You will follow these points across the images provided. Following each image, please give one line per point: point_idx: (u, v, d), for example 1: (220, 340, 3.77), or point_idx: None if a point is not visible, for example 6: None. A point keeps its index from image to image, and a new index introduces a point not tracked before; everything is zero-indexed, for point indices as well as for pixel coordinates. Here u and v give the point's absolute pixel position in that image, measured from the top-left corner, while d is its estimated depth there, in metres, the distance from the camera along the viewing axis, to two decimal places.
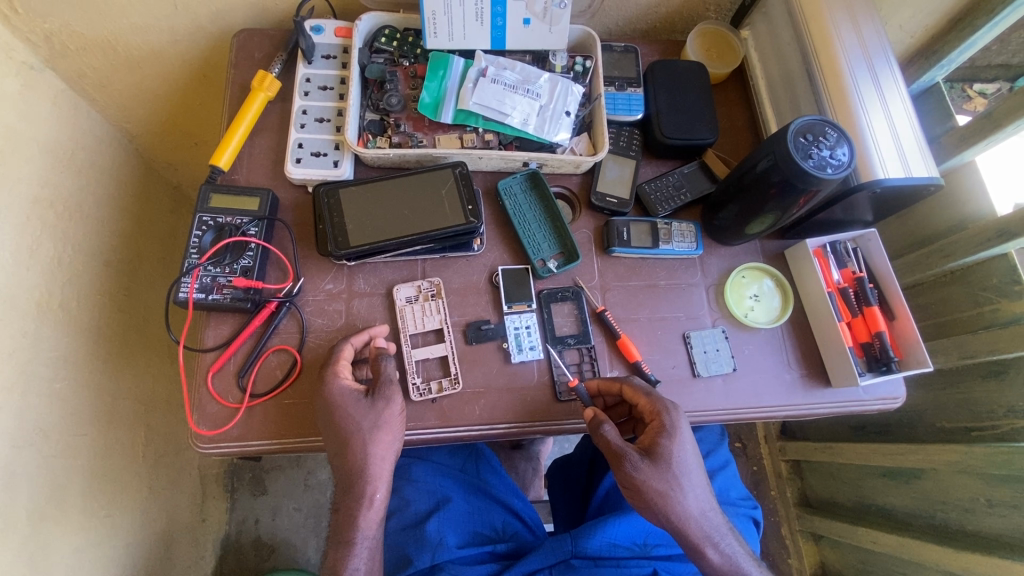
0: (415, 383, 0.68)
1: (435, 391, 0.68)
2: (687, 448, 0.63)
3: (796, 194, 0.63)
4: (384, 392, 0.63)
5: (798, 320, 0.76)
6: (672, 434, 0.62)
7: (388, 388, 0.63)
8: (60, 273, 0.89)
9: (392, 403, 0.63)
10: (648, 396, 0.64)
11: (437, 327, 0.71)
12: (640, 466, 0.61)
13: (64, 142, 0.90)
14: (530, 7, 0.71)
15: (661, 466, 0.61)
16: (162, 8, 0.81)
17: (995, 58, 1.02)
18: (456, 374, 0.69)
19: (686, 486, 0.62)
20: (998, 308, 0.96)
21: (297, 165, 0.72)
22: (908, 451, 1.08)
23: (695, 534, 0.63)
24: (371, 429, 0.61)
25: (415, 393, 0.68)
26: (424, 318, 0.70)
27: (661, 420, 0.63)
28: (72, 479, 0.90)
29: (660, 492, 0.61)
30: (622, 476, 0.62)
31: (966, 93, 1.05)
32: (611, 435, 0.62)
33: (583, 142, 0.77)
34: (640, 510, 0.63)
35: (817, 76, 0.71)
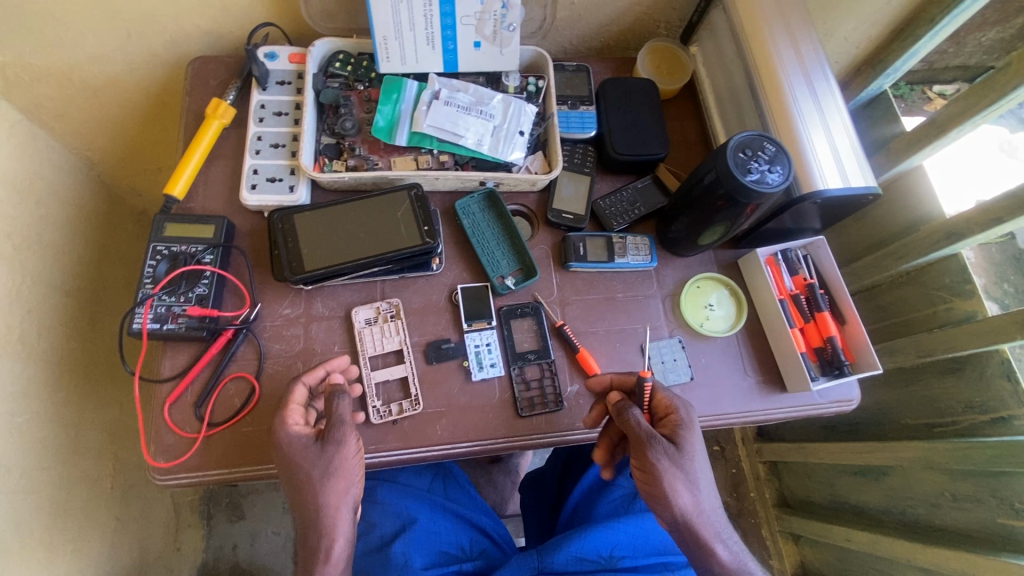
0: (375, 405, 0.68)
1: (395, 413, 0.68)
2: (702, 445, 0.61)
3: (741, 207, 0.65)
4: (337, 432, 0.60)
5: (754, 327, 0.78)
6: (690, 426, 0.60)
7: (341, 426, 0.60)
8: (19, 305, 0.88)
9: (345, 444, 0.60)
10: (666, 392, 0.63)
11: (396, 348, 0.71)
12: (663, 451, 0.58)
13: (20, 173, 0.90)
14: (480, 31, 0.73)
15: (683, 454, 0.59)
16: (115, 38, 0.81)
17: (953, 60, 1.06)
18: (417, 395, 0.69)
19: (699, 483, 0.59)
20: (951, 306, 0.99)
21: (252, 191, 0.72)
22: (875, 449, 1.10)
23: (704, 531, 0.58)
24: (325, 476, 0.58)
25: (375, 416, 0.68)
26: (383, 340, 0.71)
27: (679, 414, 0.61)
28: (36, 514, 0.89)
29: (677, 483, 0.57)
30: (643, 460, 0.58)
31: (926, 94, 1.10)
32: (635, 417, 0.60)
33: (538, 160, 0.78)
34: (651, 502, 0.59)
35: (758, 92, 0.74)
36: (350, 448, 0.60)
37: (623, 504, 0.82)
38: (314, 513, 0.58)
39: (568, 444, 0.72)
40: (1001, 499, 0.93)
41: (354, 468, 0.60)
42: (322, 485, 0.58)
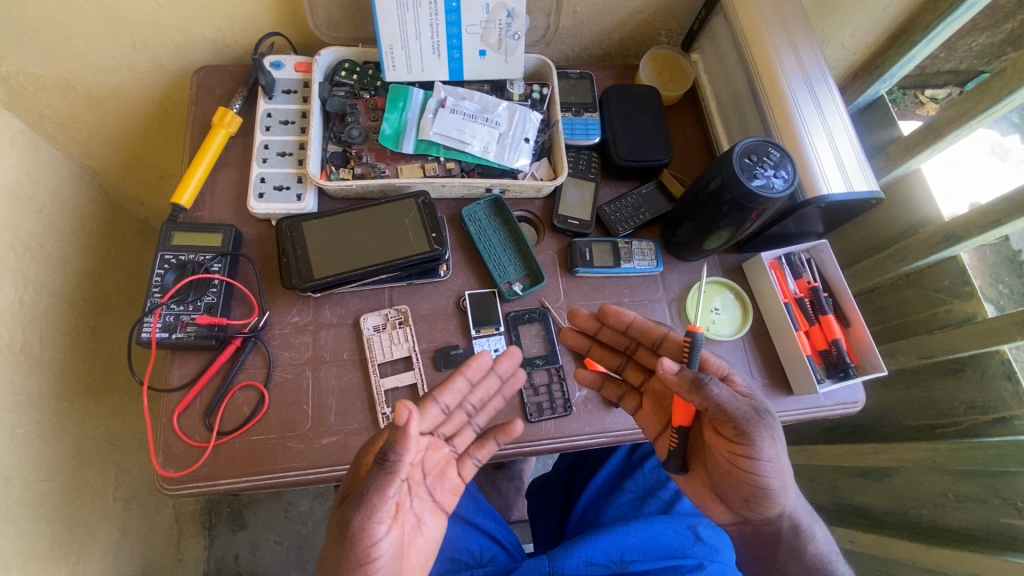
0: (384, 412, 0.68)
1: None
2: None
3: (746, 212, 0.66)
4: (359, 523, 0.50)
5: (759, 330, 0.79)
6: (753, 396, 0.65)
7: (366, 514, 0.51)
8: (22, 315, 0.88)
9: (369, 535, 0.51)
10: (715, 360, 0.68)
11: (405, 354, 0.71)
12: (769, 423, 0.60)
13: (23, 183, 0.89)
14: (485, 39, 0.74)
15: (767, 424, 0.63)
16: (120, 48, 0.82)
17: (943, 65, 1.07)
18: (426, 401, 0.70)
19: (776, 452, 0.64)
20: (951, 308, 1.00)
21: (259, 200, 0.72)
22: (878, 450, 1.11)
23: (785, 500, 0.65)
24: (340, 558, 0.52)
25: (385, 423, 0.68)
26: (391, 346, 0.71)
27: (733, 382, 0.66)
28: (39, 526, 0.88)
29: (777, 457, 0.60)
30: (753, 436, 0.59)
31: (919, 99, 1.12)
32: (730, 397, 0.59)
33: (543, 167, 0.79)
34: (757, 478, 0.60)
35: (761, 98, 0.75)
36: (374, 540, 0.52)
37: (630, 508, 0.82)
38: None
39: (577, 448, 0.72)
40: (1006, 499, 0.94)
41: (379, 559, 0.52)
42: (348, 570, 0.51)
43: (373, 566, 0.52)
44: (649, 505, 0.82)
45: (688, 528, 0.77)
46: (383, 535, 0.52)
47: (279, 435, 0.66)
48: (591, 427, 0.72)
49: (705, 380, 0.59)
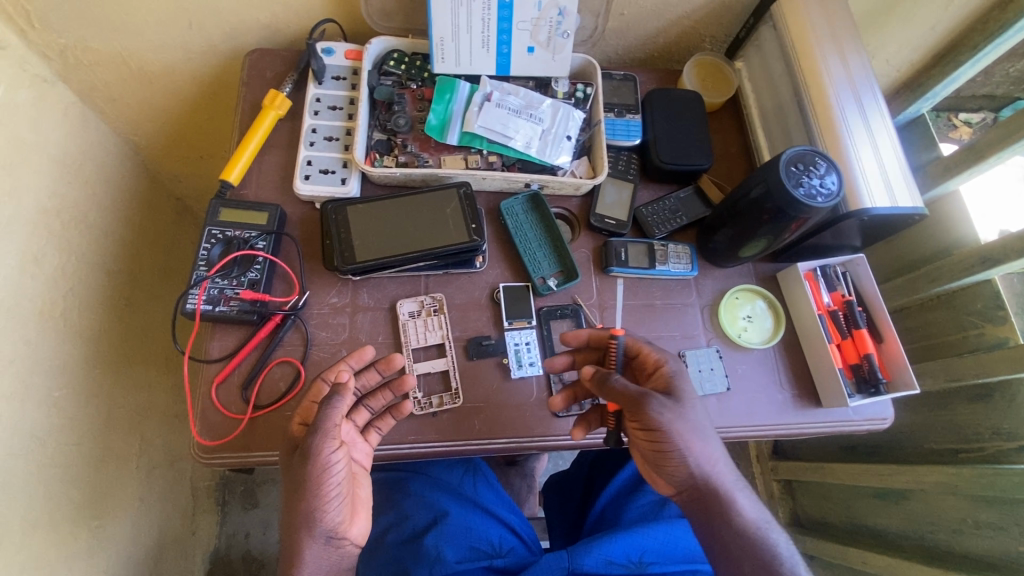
0: (416, 397, 0.70)
1: (435, 405, 0.70)
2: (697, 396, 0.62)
3: (787, 220, 0.66)
4: (312, 444, 0.54)
5: (790, 341, 0.79)
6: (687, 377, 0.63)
7: (317, 439, 0.55)
8: (64, 282, 0.90)
9: (321, 457, 0.55)
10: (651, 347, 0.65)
11: (438, 341, 0.72)
12: (664, 406, 0.58)
13: (72, 153, 0.92)
14: (534, 36, 0.75)
15: (683, 406, 0.60)
16: (177, 27, 0.84)
17: (980, 88, 1.06)
18: (457, 389, 0.71)
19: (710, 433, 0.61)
20: (982, 332, 0.99)
21: (306, 181, 0.74)
22: (897, 472, 1.10)
23: (718, 483, 0.60)
24: (291, 490, 0.56)
25: (415, 407, 0.69)
26: (426, 333, 0.72)
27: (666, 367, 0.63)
28: (67, 488, 0.90)
29: (691, 432, 0.59)
30: (647, 421, 0.58)
31: (952, 122, 1.09)
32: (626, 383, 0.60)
33: (583, 165, 0.80)
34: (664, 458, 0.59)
35: (807, 108, 0.75)
36: (323, 463, 0.55)
37: (651, 511, 0.83)
38: (288, 519, 0.56)
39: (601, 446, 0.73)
40: None
41: (327, 482, 0.55)
42: (303, 493, 0.55)
43: (323, 491, 0.55)
44: (669, 508, 0.83)
45: None
46: (335, 460, 0.56)
47: None
48: None
49: (607, 376, 0.60)
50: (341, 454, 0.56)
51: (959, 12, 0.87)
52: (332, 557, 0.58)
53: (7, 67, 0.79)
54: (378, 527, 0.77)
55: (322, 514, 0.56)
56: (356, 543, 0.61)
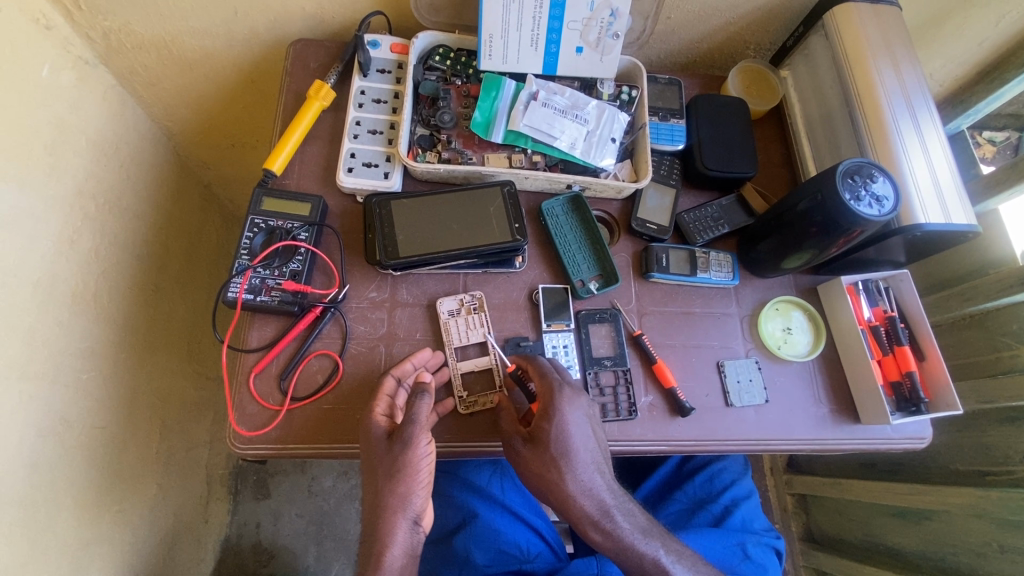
0: (460, 396, 0.69)
1: (480, 404, 0.69)
2: (570, 431, 0.63)
3: (839, 233, 0.65)
4: (408, 435, 0.59)
5: (829, 354, 0.78)
6: (554, 417, 0.62)
7: (411, 435, 0.59)
8: (96, 264, 0.90)
9: (415, 450, 0.59)
10: (540, 377, 0.65)
11: (480, 340, 0.72)
12: (514, 451, 0.64)
13: (109, 136, 0.92)
14: (584, 36, 0.74)
15: (541, 448, 0.63)
16: (222, 14, 0.84)
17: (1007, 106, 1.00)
18: (502, 387, 0.70)
19: (565, 472, 0.62)
20: (1016, 354, 0.97)
21: (349, 174, 0.74)
22: (920, 492, 1.08)
23: (580, 513, 0.64)
24: (388, 476, 0.59)
25: (460, 407, 0.68)
26: (468, 332, 0.71)
27: (545, 401, 0.63)
28: (90, 472, 0.90)
29: (536, 472, 0.63)
30: (512, 458, 0.65)
31: (975, 140, 1.04)
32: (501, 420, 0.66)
33: (626, 168, 0.79)
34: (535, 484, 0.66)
35: (858, 117, 0.74)
36: (417, 453, 0.60)
37: (679, 518, 0.86)
38: (378, 502, 0.59)
39: (636, 453, 0.72)
40: None
41: (418, 472, 0.60)
42: (392, 479, 0.59)
43: (414, 479, 0.59)
44: (699, 517, 0.85)
45: (738, 545, 0.82)
46: (426, 451, 0.60)
47: (350, 407, 0.67)
48: (654, 433, 0.71)
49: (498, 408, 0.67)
50: (430, 446, 0.61)
51: (1010, 28, 0.86)
52: (413, 542, 0.61)
53: (51, 47, 0.79)
54: None
55: (414, 496, 0.60)
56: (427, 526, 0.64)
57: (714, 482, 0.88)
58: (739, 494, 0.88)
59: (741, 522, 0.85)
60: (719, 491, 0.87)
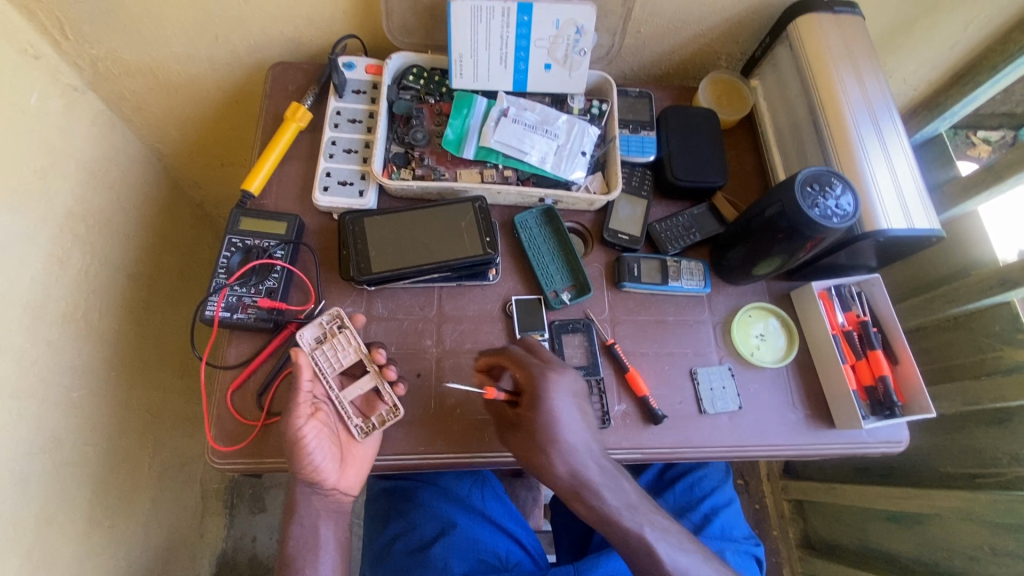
0: (354, 424, 0.68)
1: (377, 425, 0.68)
2: (562, 414, 0.63)
3: (802, 241, 0.66)
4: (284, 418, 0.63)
5: (803, 359, 0.78)
6: (540, 403, 0.63)
7: (287, 416, 0.63)
8: (87, 285, 0.92)
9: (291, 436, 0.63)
10: (522, 365, 0.64)
11: (353, 360, 0.69)
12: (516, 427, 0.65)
13: (99, 160, 0.94)
14: (552, 53, 0.76)
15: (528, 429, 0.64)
16: (203, 40, 0.86)
17: (1000, 107, 1.07)
18: (395, 401, 0.68)
19: (554, 452, 0.63)
20: (1001, 355, 0.97)
21: (324, 193, 0.76)
22: (912, 496, 1.08)
23: (587, 495, 0.64)
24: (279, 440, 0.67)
25: (358, 434, 0.68)
26: (337, 355, 0.68)
27: (528, 389, 0.63)
28: (82, 487, 0.91)
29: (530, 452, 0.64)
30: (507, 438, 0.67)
31: (971, 140, 1.10)
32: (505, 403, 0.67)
33: (597, 181, 0.80)
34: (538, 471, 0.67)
35: (823, 127, 0.75)
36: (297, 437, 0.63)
37: None
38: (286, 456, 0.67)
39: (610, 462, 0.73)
40: None
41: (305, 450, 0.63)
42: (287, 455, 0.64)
43: (306, 458, 0.64)
44: None
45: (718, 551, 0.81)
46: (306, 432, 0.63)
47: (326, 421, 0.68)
48: (627, 441, 0.71)
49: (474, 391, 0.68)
50: (314, 427, 0.64)
51: (979, 32, 0.87)
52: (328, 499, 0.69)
53: (40, 76, 0.82)
54: (386, 536, 0.81)
55: (317, 472, 0.66)
56: (349, 492, 0.70)
57: (694, 490, 0.89)
58: (719, 502, 0.89)
59: (720, 530, 0.85)
60: (699, 499, 0.88)
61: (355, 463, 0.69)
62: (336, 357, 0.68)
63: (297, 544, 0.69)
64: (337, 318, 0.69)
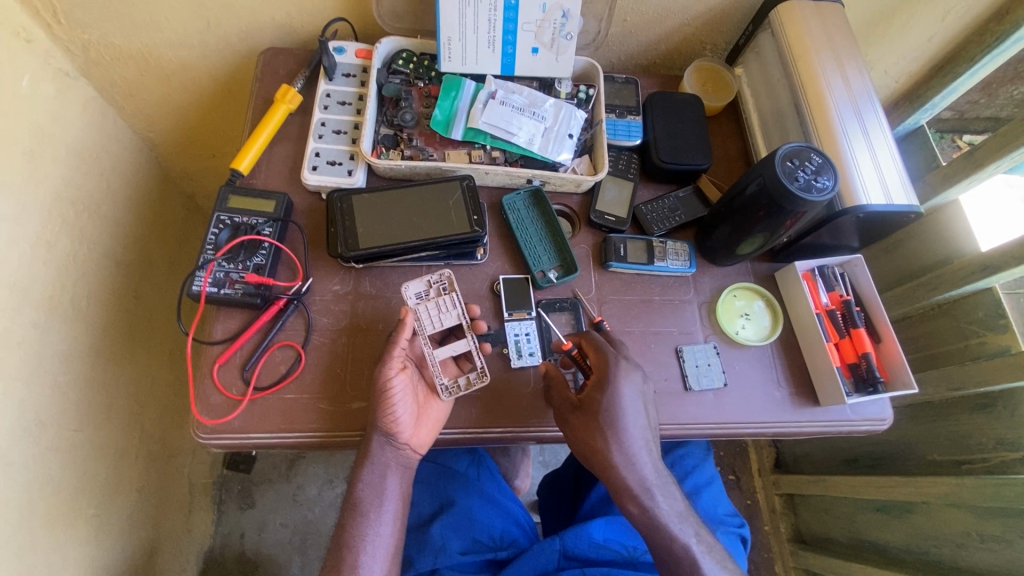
0: (443, 383, 0.68)
1: (463, 387, 0.69)
2: (622, 401, 0.64)
3: (783, 216, 0.67)
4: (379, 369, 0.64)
5: (788, 339, 0.79)
6: (603, 387, 0.64)
7: (383, 362, 0.65)
8: (74, 269, 0.92)
9: (383, 380, 0.64)
10: (597, 350, 0.67)
11: (454, 322, 0.70)
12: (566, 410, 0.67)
13: (89, 145, 0.95)
14: (539, 37, 0.77)
15: (591, 416, 0.65)
16: (195, 25, 0.87)
17: (983, 111, 1.08)
18: (483, 366, 0.70)
19: (609, 438, 0.64)
20: (984, 341, 0.98)
21: (313, 172, 0.76)
22: (899, 484, 1.09)
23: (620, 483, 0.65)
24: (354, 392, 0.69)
25: (445, 393, 0.68)
26: (439, 315, 0.70)
27: (598, 374, 0.65)
28: (66, 474, 0.90)
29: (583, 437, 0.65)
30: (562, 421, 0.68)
31: (956, 144, 1.11)
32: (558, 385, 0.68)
33: (584, 163, 0.81)
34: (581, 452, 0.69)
35: (805, 110, 0.77)
36: (391, 387, 0.64)
37: None
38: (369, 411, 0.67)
39: None
40: None
41: (395, 399, 0.64)
42: (374, 404, 0.65)
43: (391, 408, 0.64)
44: None
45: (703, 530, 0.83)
46: (397, 383, 0.65)
47: (312, 395, 0.68)
48: None
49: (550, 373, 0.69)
50: (403, 381, 0.66)
51: (956, 24, 0.89)
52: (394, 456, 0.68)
53: (31, 59, 0.82)
54: None
55: (395, 424, 0.65)
56: (416, 450, 0.69)
57: (676, 468, 0.89)
58: (701, 481, 0.89)
59: (704, 509, 0.86)
60: (682, 477, 0.88)
61: (428, 422, 0.69)
62: (438, 316, 0.70)
63: (366, 489, 0.67)
64: (448, 280, 0.72)
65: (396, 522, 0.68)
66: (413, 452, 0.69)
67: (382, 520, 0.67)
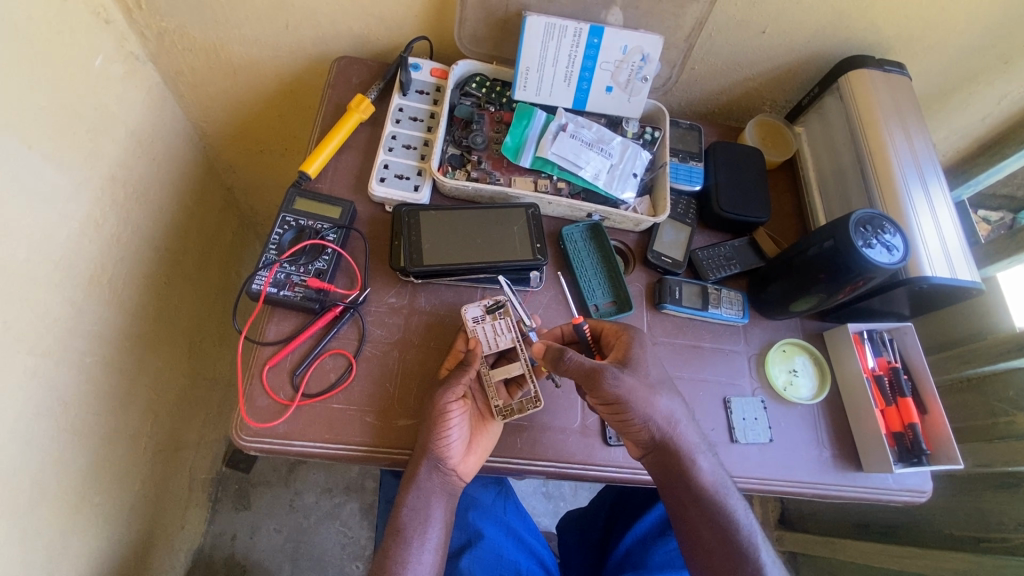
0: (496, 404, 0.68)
1: (518, 412, 0.68)
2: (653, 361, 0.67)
3: (848, 281, 0.68)
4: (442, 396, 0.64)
5: (833, 399, 0.79)
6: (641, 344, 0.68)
7: (445, 388, 0.64)
8: (116, 250, 0.91)
9: (443, 406, 0.64)
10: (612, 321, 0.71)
11: (509, 344, 0.70)
12: (614, 376, 0.61)
13: (147, 129, 0.95)
14: (615, 77, 0.79)
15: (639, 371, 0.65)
16: (273, 26, 0.89)
17: (1000, 188, 1.10)
18: (536, 392, 0.69)
19: (665, 397, 0.65)
20: (1012, 421, 0.99)
21: (380, 183, 0.76)
22: (914, 555, 1.07)
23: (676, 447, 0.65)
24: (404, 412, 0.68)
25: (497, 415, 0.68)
26: (496, 336, 0.70)
27: (627, 336, 0.68)
28: (78, 457, 0.87)
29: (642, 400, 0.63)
30: (603, 391, 0.62)
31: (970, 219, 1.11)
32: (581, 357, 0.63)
33: (645, 204, 0.82)
34: (622, 425, 0.64)
35: (870, 175, 0.78)
36: (450, 417, 0.63)
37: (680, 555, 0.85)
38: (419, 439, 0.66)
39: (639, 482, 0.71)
40: None
41: (451, 426, 0.64)
42: (428, 427, 0.64)
43: (445, 434, 0.63)
44: None
45: None
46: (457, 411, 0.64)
47: (360, 408, 0.67)
48: None
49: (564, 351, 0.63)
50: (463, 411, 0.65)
51: (1010, 108, 0.92)
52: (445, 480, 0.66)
53: (107, 40, 0.83)
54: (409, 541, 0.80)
55: (446, 448, 0.64)
56: (461, 477, 0.68)
57: None
58: None
59: None
60: None
61: (477, 449, 0.69)
62: (497, 337, 0.70)
63: (409, 515, 0.66)
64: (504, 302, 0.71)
65: (437, 550, 0.66)
66: (461, 480, 0.68)
67: (425, 548, 0.65)
